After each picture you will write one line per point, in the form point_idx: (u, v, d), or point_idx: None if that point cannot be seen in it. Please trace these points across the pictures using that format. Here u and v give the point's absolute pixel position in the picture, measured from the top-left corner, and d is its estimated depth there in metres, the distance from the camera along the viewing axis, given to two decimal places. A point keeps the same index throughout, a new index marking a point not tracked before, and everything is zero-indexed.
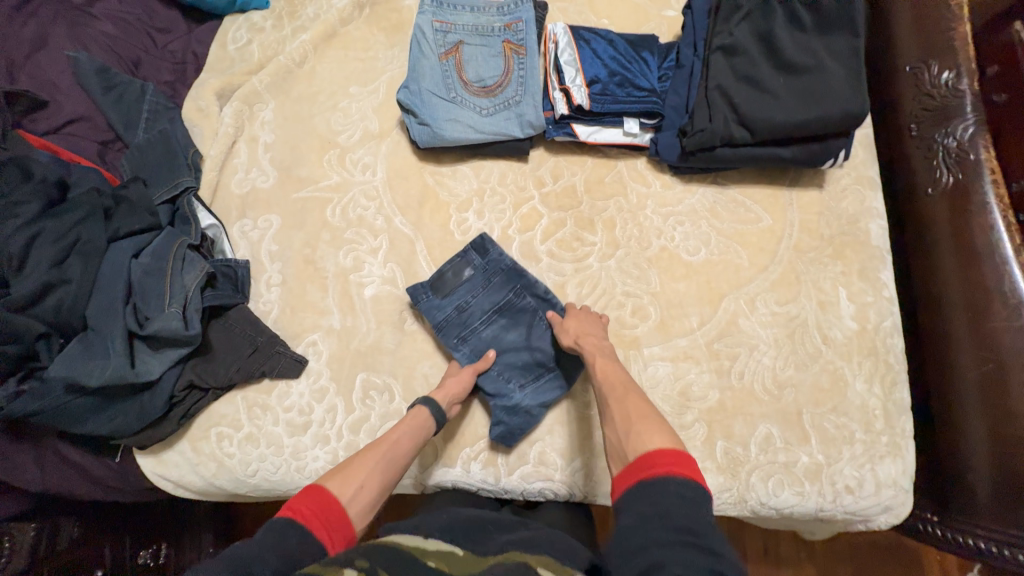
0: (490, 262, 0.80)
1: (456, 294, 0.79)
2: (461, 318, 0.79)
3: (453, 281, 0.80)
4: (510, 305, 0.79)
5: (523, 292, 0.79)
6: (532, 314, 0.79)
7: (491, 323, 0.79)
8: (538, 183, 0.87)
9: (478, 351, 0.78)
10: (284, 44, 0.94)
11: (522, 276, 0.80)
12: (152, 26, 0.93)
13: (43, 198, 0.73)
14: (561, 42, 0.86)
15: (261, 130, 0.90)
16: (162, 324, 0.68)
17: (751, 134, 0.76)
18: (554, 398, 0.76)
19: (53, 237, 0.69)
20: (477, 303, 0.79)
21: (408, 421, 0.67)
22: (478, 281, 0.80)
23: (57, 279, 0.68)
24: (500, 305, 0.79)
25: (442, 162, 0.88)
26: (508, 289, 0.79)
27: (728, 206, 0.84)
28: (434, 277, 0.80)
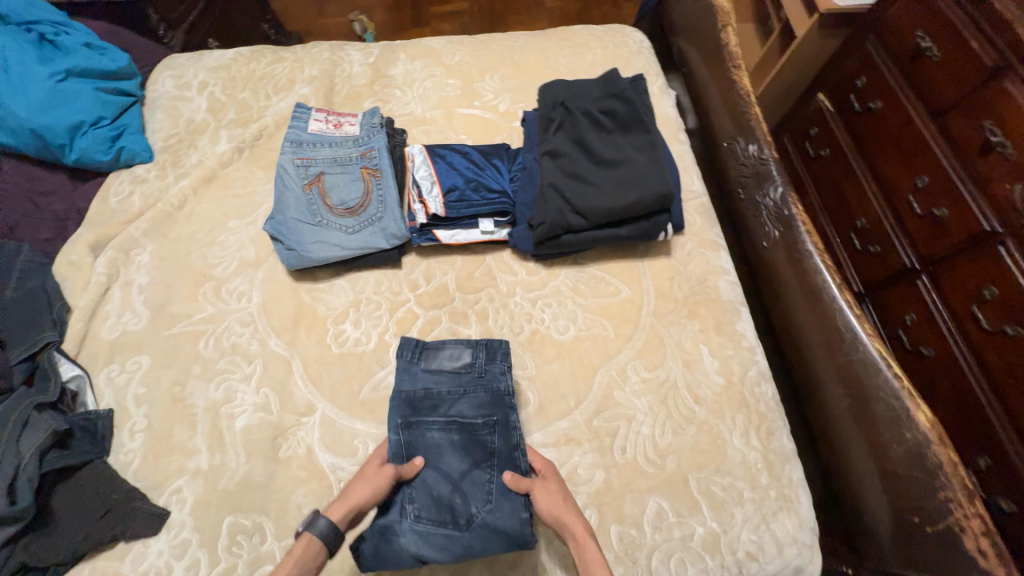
0: (488, 373, 0.77)
1: (435, 377, 0.77)
2: (426, 401, 0.74)
3: (442, 365, 0.78)
4: (474, 428, 0.72)
5: (495, 429, 0.72)
6: (487, 454, 0.71)
7: (445, 431, 0.72)
8: (412, 286, 0.91)
9: (410, 446, 0.71)
10: (165, 190, 1.01)
11: (507, 410, 0.74)
12: (34, 191, 0.97)
13: None
14: (418, 161, 0.96)
15: (137, 274, 0.92)
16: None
17: (586, 220, 0.84)
18: (432, 558, 0.64)
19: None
20: (447, 402, 0.74)
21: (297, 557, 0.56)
22: (464, 385, 0.76)
23: None
24: (468, 422, 0.73)
25: (318, 279, 0.92)
26: (487, 413, 0.73)
27: (590, 284, 0.90)
28: (429, 351, 0.79)
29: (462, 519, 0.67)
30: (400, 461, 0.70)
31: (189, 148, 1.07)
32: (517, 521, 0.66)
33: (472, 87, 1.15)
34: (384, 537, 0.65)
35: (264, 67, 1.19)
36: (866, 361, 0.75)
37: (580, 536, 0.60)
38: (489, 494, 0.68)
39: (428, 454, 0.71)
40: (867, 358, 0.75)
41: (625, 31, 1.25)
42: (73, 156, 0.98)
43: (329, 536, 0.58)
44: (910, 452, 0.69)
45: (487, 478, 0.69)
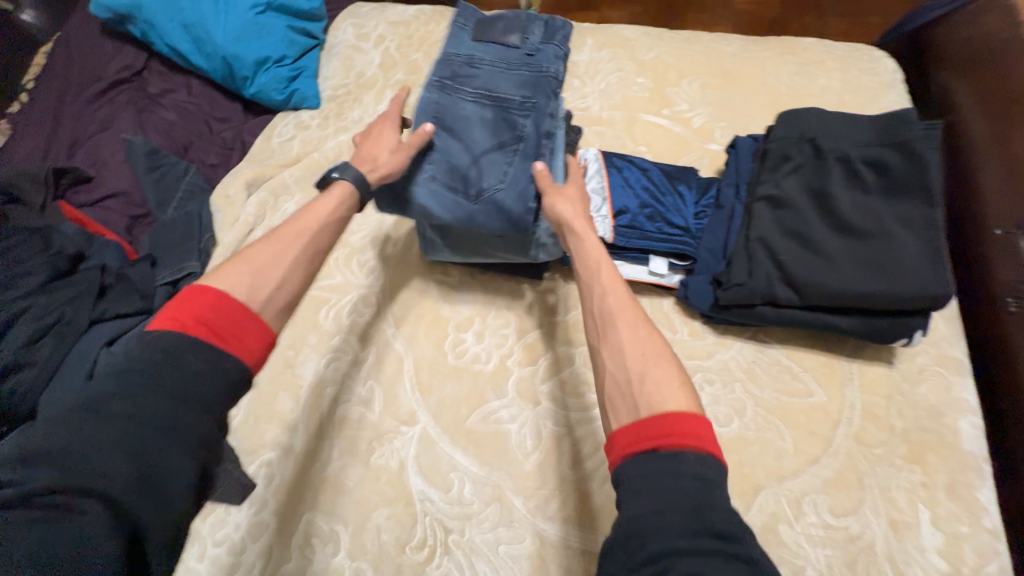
0: (532, 66, 0.75)
1: (480, 55, 0.75)
2: (464, 76, 0.74)
3: (490, 46, 0.76)
4: (508, 107, 0.72)
5: (527, 113, 0.72)
6: (513, 136, 0.71)
7: (477, 107, 0.72)
8: (548, 311, 0.79)
9: (441, 111, 0.71)
10: (323, 141, 0.98)
11: (542, 97, 0.73)
12: (213, 115, 1.01)
13: (50, 269, 0.74)
14: (591, 168, 0.82)
15: (280, 221, 0.89)
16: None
17: (799, 297, 0.65)
18: (438, 213, 0.69)
19: (36, 317, 0.70)
20: (486, 82, 0.73)
21: (332, 196, 0.60)
22: (504, 69, 0.75)
23: (22, 360, 0.66)
24: (501, 100, 0.72)
25: (450, 273, 0.83)
26: (523, 96, 0.72)
27: (770, 371, 0.71)
28: (478, 37, 0.77)
29: (473, 190, 0.69)
30: (423, 122, 0.71)
31: (354, 102, 1.02)
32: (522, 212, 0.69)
33: (665, 91, 0.97)
34: (404, 201, 0.71)
35: (442, 30, 1.11)
36: None
37: (589, 237, 0.61)
38: (507, 171, 0.69)
39: (456, 121, 0.71)
40: None
41: (876, 55, 0.98)
42: (252, 91, 0.99)
43: (357, 184, 0.62)
44: None
45: (505, 162, 0.70)
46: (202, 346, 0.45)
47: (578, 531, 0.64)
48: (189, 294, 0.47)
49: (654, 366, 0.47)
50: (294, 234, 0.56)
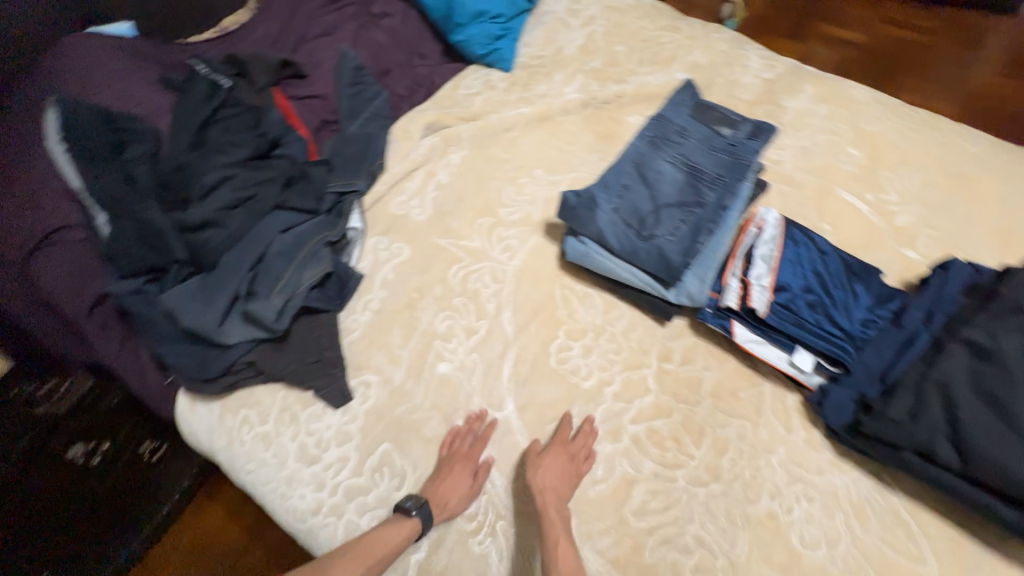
0: (742, 144, 0.73)
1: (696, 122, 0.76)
2: (674, 134, 0.75)
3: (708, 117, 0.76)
4: (703, 175, 0.72)
5: (718, 187, 0.71)
6: (698, 201, 0.71)
7: (674, 166, 0.73)
8: (663, 355, 0.76)
9: (641, 158, 0.75)
10: (503, 107, 0.99)
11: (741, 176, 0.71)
12: (416, 50, 1.06)
13: (251, 148, 0.85)
14: (765, 232, 0.75)
15: (442, 169, 0.93)
16: (264, 309, 0.71)
17: (963, 463, 0.56)
18: (606, 241, 0.73)
19: (234, 188, 0.79)
20: (692, 145, 0.74)
21: (389, 530, 0.63)
22: (714, 138, 0.74)
23: (217, 219, 0.76)
24: (699, 167, 0.72)
25: (580, 280, 0.82)
26: (721, 171, 0.71)
27: (882, 518, 0.64)
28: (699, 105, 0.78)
29: (644, 234, 0.72)
30: (622, 165, 0.75)
31: (544, 77, 1.03)
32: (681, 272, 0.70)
33: (874, 173, 0.86)
34: (582, 219, 0.74)
35: (653, 31, 1.07)
36: None
37: (554, 517, 0.63)
38: (681, 230, 0.70)
39: (651, 171, 0.74)
40: None
41: None
42: (459, 37, 1.01)
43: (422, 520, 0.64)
44: None
45: (683, 220, 0.71)
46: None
47: None
48: None
49: None
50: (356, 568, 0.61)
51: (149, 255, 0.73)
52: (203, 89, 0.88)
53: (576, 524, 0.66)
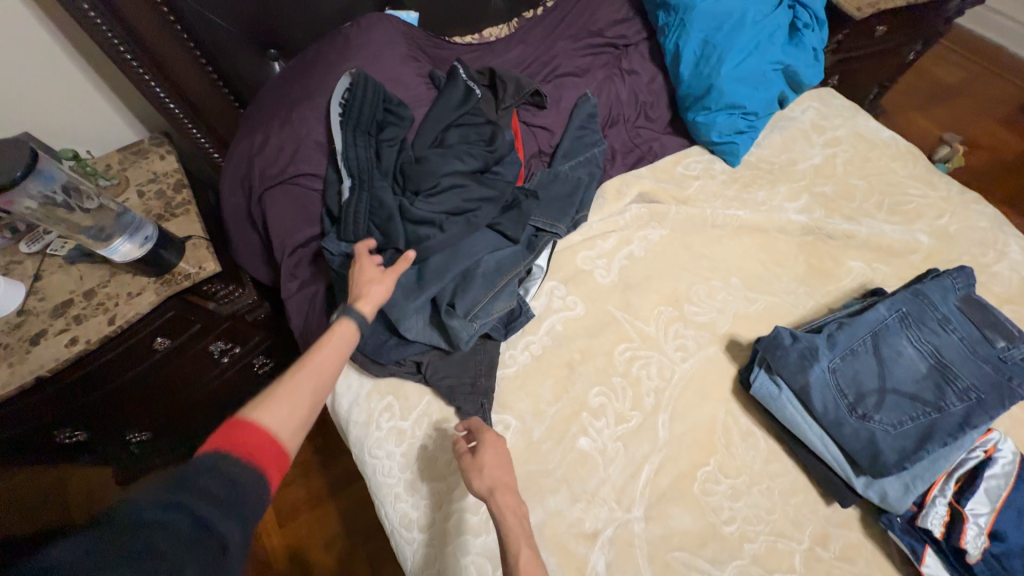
0: (1011, 365, 0.64)
1: (958, 318, 0.68)
2: (929, 322, 0.68)
3: (976, 318, 0.68)
4: (950, 381, 0.64)
5: (968, 401, 0.62)
6: (936, 405, 0.63)
7: (917, 356, 0.67)
8: (820, 538, 0.68)
9: (881, 331, 0.68)
10: (718, 200, 0.96)
11: (1001, 402, 0.62)
12: (646, 114, 1.06)
13: (480, 161, 0.85)
14: (998, 465, 0.64)
15: (638, 240, 0.92)
16: (453, 324, 0.73)
17: None
18: (812, 398, 0.67)
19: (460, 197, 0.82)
20: (946, 343, 0.67)
21: (330, 337, 0.60)
22: (975, 347, 0.66)
23: (438, 223, 0.79)
24: (949, 370, 0.65)
25: (749, 415, 0.76)
26: (977, 386, 0.63)
27: None
28: (966, 302, 0.70)
29: (857, 411, 0.65)
30: (858, 328, 0.69)
31: (768, 184, 0.98)
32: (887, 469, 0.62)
33: None
34: (792, 363, 0.68)
35: (903, 177, 0.98)
36: None
37: (512, 520, 0.57)
38: (903, 426, 0.63)
39: (889, 349, 0.67)
40: None
41: None
42: (699, 118, 0.99)
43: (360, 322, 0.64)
44: None
45: (910, 417, 0.64)
46: (245, 463, 0.42)
47: None
48: (240, 431, 0.45)
49: None
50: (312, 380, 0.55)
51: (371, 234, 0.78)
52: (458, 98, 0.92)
53: None
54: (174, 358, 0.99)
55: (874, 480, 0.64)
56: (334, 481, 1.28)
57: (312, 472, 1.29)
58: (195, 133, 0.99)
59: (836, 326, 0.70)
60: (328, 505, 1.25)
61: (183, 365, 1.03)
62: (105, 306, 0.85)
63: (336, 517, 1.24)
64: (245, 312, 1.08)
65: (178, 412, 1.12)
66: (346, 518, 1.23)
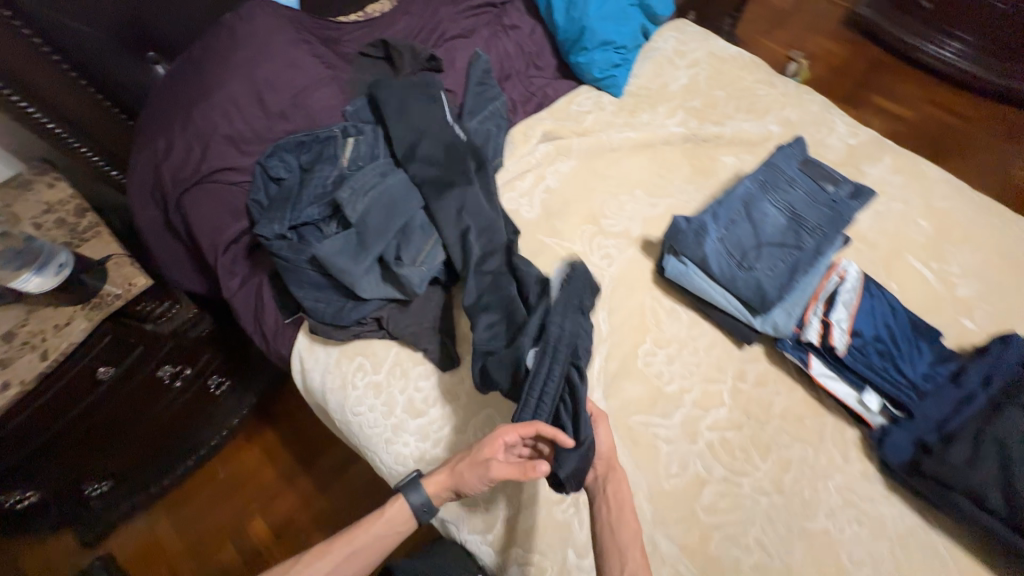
0: (842, 202, 0.83)
1: (802, 176, 0.86)
2: (781, 184, 0.85)
3: (814, 173, 0.86)
4: (803, 225, 0.82)
5: (816, 236, 0.81)
6: (796, 245, 0.81)
7: (779, 212, 0.83)
8: (739, 375, 0.84)
9: (749, 199, 0.85)
10: (610, 128, 1.09)
11: (837, 230, 0.81)
12: (535, 63, 1.16)
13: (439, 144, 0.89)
14: (848, 282, 0.84)
15: (551, 174, 1.02)
16: (542, 375, 0.66)
17: (1004, 510, 0.66)
18: (710, 263, 0.82)
19: (381, 171, 0.89)
20: (797, 197, 0.84)
21: (385, 520, 0.66)
22: (817, 195, 0.84)
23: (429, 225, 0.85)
24: (801, 217, 0.82)
25: (669, 296, 0.91)
26: (820, 223, 0.81)
27: (924, 551, 0.71)
28: (807, 162, 0.87)
29: (743, 264, 0.81)
30: (732, 201, 0.85)
31: (649, 107, 1.13)
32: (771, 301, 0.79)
33: (939, 246, 0.96)
34: (691, 239, 0.83)
35: (752, 82, 1.17)
36: None
37: (625, 511, 0.66)
38: (777, 267, 0.80)
39: (757, 212, 0.84)
40: None
41: None
42: (579, 59, 1.11)
43: (420, 509, 0.67)
44: None
45: (780, 259, 0.81)
46: None
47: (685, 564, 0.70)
48: None
49: None
50: (360, 556, 0.65)
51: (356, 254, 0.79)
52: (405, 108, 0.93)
53: (651, 512, 0.74)
54: (120, 388, 0.95)
55: (768, 313, 0.81)
56: (323, 478, 1.30)
57: (301, 473, 1.30)
58: (86, 153, 0.96)
59: (716, 204, 0.86)
60: (323, 499, 1.28)
61: (132, 393, 0.99)
62: (31, 343, 0.81)
63: (335, 505, 1.27)
64: (191, 329, 1.05)
65: (136, 447, 1.09)
66: (343, 506, 1.26)
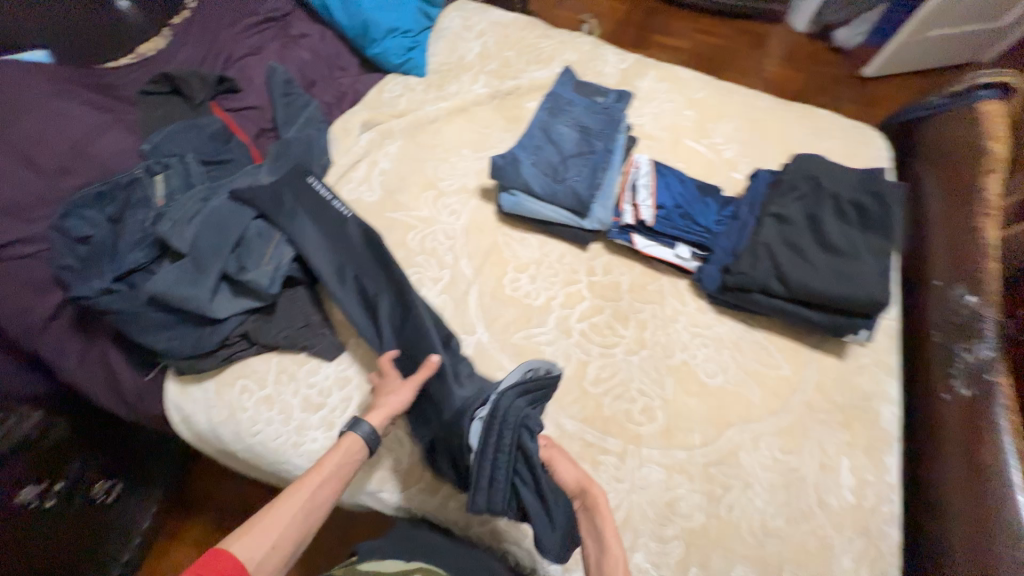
0: (612, 108, 1.02)
1: (579, 95, 1.03)
2: (565, 106, 1.01)
3: (587, 91, 1.04)
4: (590, 133, 0.99)
5: (601, 138, 0.98)
6: (591, 150, 0.97)
7: (571, 128, 0.99)
8: (589, 271, 0.98)
9: (545, 125, 0.99)
10: (425, 104, 1.18)
11: (614, 130, 0.99)
12: (336, 65, 1.21)
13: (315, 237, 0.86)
14: (642, 170, 1.02)
15: (382, 157, 1.09)
16: (489, 450, 0.69)
17: (786, 288, 0.84)
18: (533, 186, 0.95)
19: (201, 197, 0.87)
20: (579, 112, 1.01)
21: (343, 450, 0.66)
22: (595, 107, 1.02)
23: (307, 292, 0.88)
24: (587, 127, 0.99)
25: (516, 228, 1.02)
26: (601, 128, 0.99)
27: (753, 347, 0.91)
28: (580, 83, 1.05)
29: (558, 178, 0.96)
30: (533, 131, 0.99)
31: (454, 79, 1.23)
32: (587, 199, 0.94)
33: (704, 126, 1.20)
34: (511, 172, 0.95)
35: (533, 38, 1.33)
36: None
37: (605, 518, 0.62)
38: (582, 171, 0.96)
39: (554, 133, 0.99)
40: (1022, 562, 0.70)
41: (871, 135, 1.21)
42: (375, 50, 1.20)
43: (369, 439, 0.69)
44: None
45: (583, 165, 0.96)
46: None
47: (590, 431, 0.82)
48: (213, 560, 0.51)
49: None
50: (336, 484, 0.64)
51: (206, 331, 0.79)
52: (279, 194, 0.86)
53: (552, 405, 0.85)
54: None
55: (590, 212, 0.96)
56: None
57: None
58: None
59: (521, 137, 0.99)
60: None
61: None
62: None
63: None
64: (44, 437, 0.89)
65: None
66: None
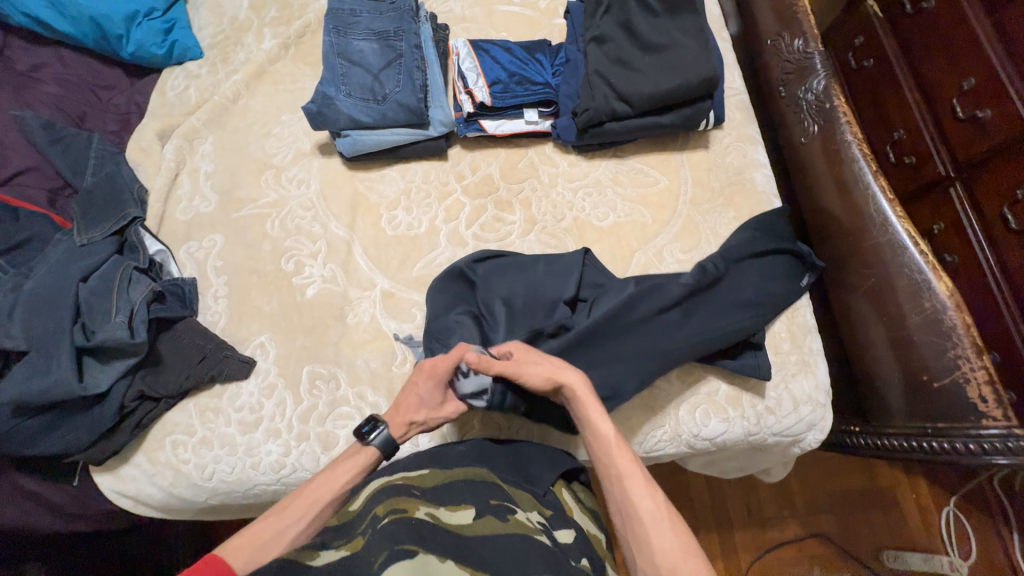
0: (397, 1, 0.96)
1: (358, 3, 0.96)
2: (350, 19, 0.94)
3: None
4: (388, 37, 0.93)
5: (401, 37, 0.93)
6: (397, 54, 0.92)
7: (368, 42, 0.93)
8: (459, 176, 0.95)
9: (341, 49, 0.92)
10: (218, 86, 1.04)
11: (409, 22, 0.94)
12: (97, 85, 1.04)
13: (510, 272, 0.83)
14: (462, 53, 0.96)
15: (201, 161, 0.98)
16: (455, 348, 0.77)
17: (630, 106, 0.87)
18: (359, 116, 0.89)
19: (14, 287, 0.78)
20: (367, 21, 0.94)
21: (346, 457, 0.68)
22: (379, 9, 0.95)
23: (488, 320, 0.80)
24: (382, 32, 0.93)
25: (371, 169, 0.97)
26: (396, 26, 0.94)
27: (629, 174, 0.93)
28: None
29: (380, 97, 0.90)
30: (333, 60, 0.92)
31: (236, 45, 1.08)
32: (417, 104, 0.89)
33: None
34: (331, 111, 0.89)
35: None
36: (893, 243, 0.82)
37: (594, 416, 0.65)
38: (399, 78, 0.91)
39: (353, 54, 0.92)
40: (894, 238, 0.82)
41: None
42: (130, 49, 1.03)
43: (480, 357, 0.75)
44: (927, 320, 0.78)
45: (397, 73, 0.91)
46: None
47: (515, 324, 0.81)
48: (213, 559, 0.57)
49: (682, 562, 0.56)
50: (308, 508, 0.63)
51: (98, 411, 0.75)
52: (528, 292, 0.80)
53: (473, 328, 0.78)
54: None
55: (428, 115, 0.91)
56: None
57: None
58: None
59: (325, 72, 0.92)
60: None
61: None
62: None
63: None
64: None
65: None
66: None
